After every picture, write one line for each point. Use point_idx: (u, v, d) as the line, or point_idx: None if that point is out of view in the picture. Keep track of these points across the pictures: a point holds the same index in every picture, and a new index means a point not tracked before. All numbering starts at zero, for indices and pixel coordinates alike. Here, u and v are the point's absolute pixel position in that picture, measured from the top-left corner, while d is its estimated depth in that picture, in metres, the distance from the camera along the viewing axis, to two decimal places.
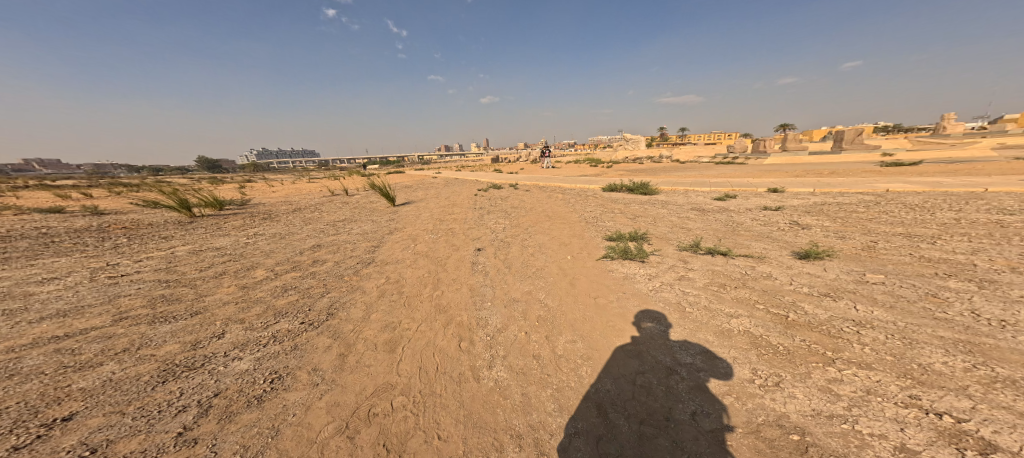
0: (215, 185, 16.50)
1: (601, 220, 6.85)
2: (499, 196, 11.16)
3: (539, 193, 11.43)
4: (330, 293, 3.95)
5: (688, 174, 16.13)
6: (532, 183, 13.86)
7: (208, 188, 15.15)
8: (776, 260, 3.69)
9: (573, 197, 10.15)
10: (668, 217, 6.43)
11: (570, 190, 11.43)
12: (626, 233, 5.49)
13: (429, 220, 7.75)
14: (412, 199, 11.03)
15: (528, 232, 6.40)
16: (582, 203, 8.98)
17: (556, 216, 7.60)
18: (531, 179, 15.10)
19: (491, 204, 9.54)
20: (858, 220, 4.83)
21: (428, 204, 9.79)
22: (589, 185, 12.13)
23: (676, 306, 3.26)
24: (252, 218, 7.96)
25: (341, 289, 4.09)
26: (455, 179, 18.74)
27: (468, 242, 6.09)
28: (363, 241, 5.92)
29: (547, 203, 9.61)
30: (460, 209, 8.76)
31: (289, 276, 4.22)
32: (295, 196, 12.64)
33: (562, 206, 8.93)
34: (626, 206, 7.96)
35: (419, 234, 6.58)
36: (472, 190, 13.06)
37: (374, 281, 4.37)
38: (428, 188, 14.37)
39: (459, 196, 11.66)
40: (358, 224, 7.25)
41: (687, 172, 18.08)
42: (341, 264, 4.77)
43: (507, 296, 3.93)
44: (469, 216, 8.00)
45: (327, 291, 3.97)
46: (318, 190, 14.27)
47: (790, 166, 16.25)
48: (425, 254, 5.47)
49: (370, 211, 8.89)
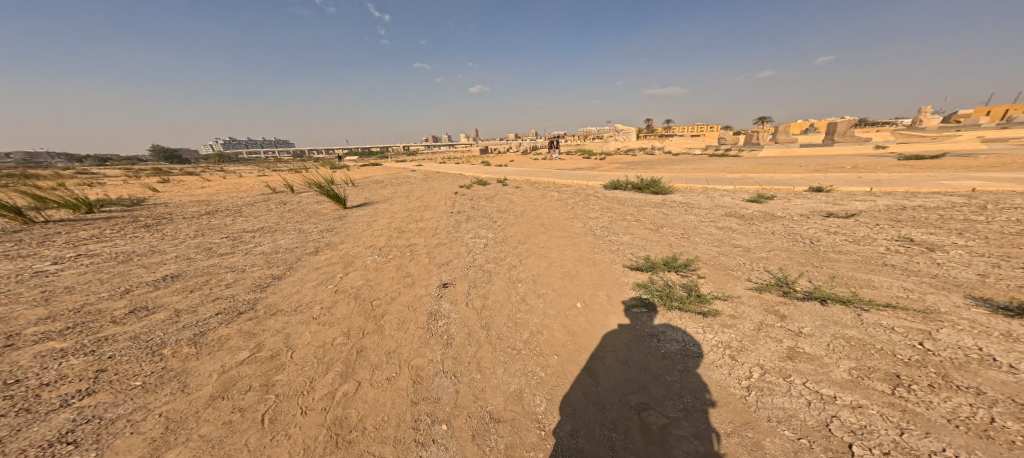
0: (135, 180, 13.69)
1: (612, 233, 5.13)
2: (478, 196, 9.19)
3: (526, 192, 9.54)
4: (93, 396, 1.96)
5: (691, 168, 14.54)
6: (519, 179, 11.97)
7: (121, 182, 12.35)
8: (963, 322, 2.14)
9: (568, 197, 8.36)
10: (703, 228, 4.79)
11: (564, 188, 9.66)
12: (659, 258, 3.83)
13: (381, 230, 5.75)
14: (369, 197, 8.91)
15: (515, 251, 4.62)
16: (581, 206, 7.23)
17: (550, 224, 5.86)
18: (516, 174, 13.10)
19: (468, 206, 7.59)
20: (997, 234, 3.30)
21: (386, 205, 7.71)
22: (585, 181, 10.37)
23: (823, 443, 1.64)
24: (125, 225, 5.71)
25: (131, 382, 2.10)
26: (432, 172, 16.57)
27: (431, 268, 4.26)
28: (259, 269, 3.92)
29: (538, 205, 7.76)
30: (426, 214, 6.77)
31: (27, 356, 2.18)
32: (223, 191, 10.17)
33: (556, 209, 7.13)
34: (639, 210, 6.28)
35: (358, 253, 4.62)
36: (446, 187, 10.99)
37: (225, 358, 2.46)
38: (394, 184, 12.16)
39: (429, 194, 9.58)
40: (273, 237, 5.16)
41: (686, 165, 16.59)
42: (177, 319, 2.74)
43: (480, 401, 2.26)
44: (435, 224, 6.05)
45: (85, 393, 1.98)
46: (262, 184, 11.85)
47: (796, 159, 15.01)
48: (356, 293, 3.60)
49: (307, 215, 6.80)
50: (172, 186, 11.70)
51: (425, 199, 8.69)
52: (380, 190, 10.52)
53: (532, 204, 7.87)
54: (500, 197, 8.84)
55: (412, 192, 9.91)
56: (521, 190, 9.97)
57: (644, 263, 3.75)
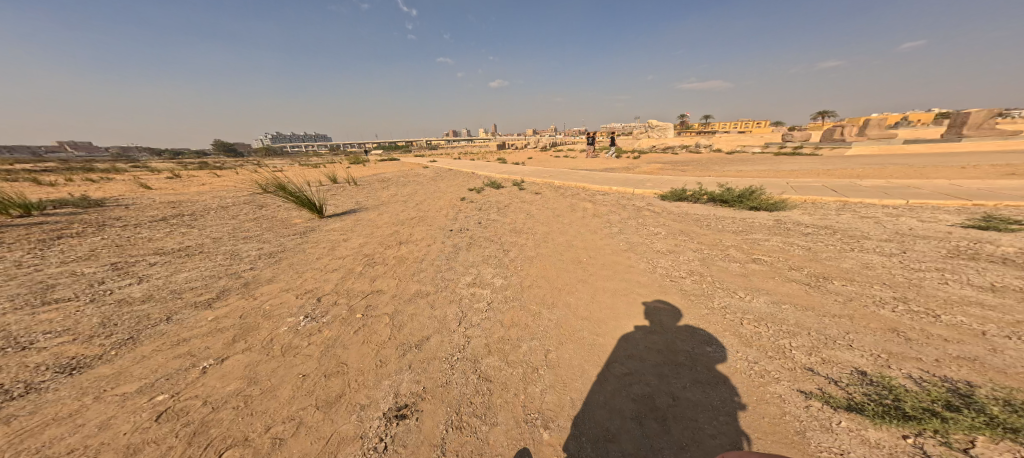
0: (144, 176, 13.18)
1: (718, 289, 2.88)
2: (492, 205, 7.13)
3: (554, 201, 7.34)
4: None
5: (764, 169, 11.36)
6: (547, 181, 9.74)
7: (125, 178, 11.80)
8: None
9: (612, 212, 6.06)
10: (924, 286, 2.38)
11: (606, 196, 7.33)
12: (921, 391, 1.62)
13: (342, 258, 3.92)
14: (359, 202, 7.21)
15: (543, 335, 2.61)
16: (636, 228, 4.94)
17: (597, 266, 3.74)
18: (540, 176, 10.86)
19: (476, 221, 5.57)
20: None
21: (372, 216, 5.91)
22: (634, 186, 7.92)
23: None
24: (29, 235, 4.34)
25: None
26: (448, 171, 14.78)
27: (388, 367, 2.42)
28: (68, 339, 2.17)
29: (572, 223, 5.58)
30: (416, 233, 4.87)
31: None
32: (210, 190, 8.96)
33: (598, 233, 4.93)
34: (742, 237, 3.90)
35: (275, 312, 2.82)
36: (455, 191, 9.05)
37: None
38: (400, 184, 10.44)
39: (432, 200, 7.69)
40: (181, 261, 3.49)
41: (755, 166, 13.27)
42: None
43: None
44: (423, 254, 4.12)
45: None
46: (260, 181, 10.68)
47: (922, 158, 11.22)
48: (198, 426, 1.79)
49: (269, 226, 5.19)
50: (170, 181, 10.85)
51: (424, 207, 6.85)
52: (377, 192, 8.78)
53: (563, 221, 5.73)
54: (519, 209, 6.73)
55: (415, 196, 8.09)
56: (546, 197, 7.79)
57: (902, 416, 1.52)
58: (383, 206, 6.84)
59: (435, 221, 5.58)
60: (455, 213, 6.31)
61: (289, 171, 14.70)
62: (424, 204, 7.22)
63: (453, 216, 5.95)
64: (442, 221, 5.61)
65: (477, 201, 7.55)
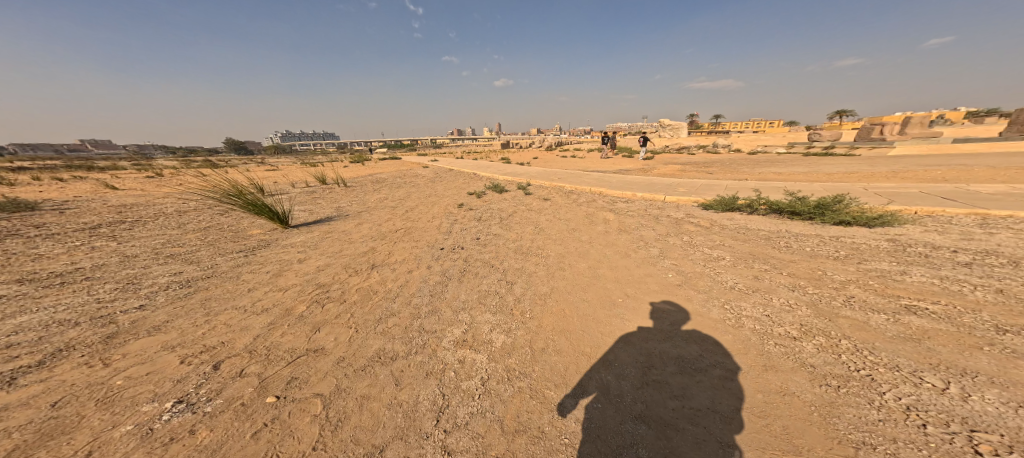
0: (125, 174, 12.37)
1: (881, 369, 1.80)
2: (496, 214, 6.03)
3: (570, 210, 6.20)
4: None
5: (806, 171, 9.93)
6: (559, 184, 8.58)
7: (100, 176, 10.96)
8: None
9: (644, 224, 4.90)
10: None
11: (631, 203, 6.18)
12: None
13: (284, 296, 2.91)
14: (343, 208, 6.19)
15: None
16: (684, 248, 3.79)
17: (647, 318, 2.68)
18: (550, 178, 9.68)
19: (476, 241, 4.51)
20: None
21: (349, 228, 4.87)
22: (663, 190, 6.74)
23: None
24: None
25: None
26: (450, 171, 13.72)
27: None
28: None
29: (596, 241, 4.47)
30: (399, 261, 3.83)
31: None
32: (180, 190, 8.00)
33: (633, 256, 3.81)
34: (850, 267, 2.74)
35: (123, 394, 1.77)
36: (454, 195, 7.96)
37: None
38: (395, 186, 9.41)
39: (427, 207, 6.62)
40: (42, 292, 2.49)
41: (790, 168, 11.81)
42: None
43: None
44: (401, 297, 3.08)
45: None
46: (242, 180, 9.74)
47: (997, 158, 9.67)
48: None
49: (217, 237, 4.18)
50: (146, 180, 10.00)
51: (416, 216, 5.78)
52: (367, 195, 7.73)
53: (585, 239, 4.61)
54: (529, 219, 5.62)
55: (408, 202, 7.04)
56: (560, 204, 6.64)
57: None
58: (368, 214, 5.80)
59: (426, 240, 4.53)
60: (451, 225, 5.24)
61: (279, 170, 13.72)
62: (416, 211, 6.16)
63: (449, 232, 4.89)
64: (434, 240, 4.56)
65: (479, 208, 6.47)
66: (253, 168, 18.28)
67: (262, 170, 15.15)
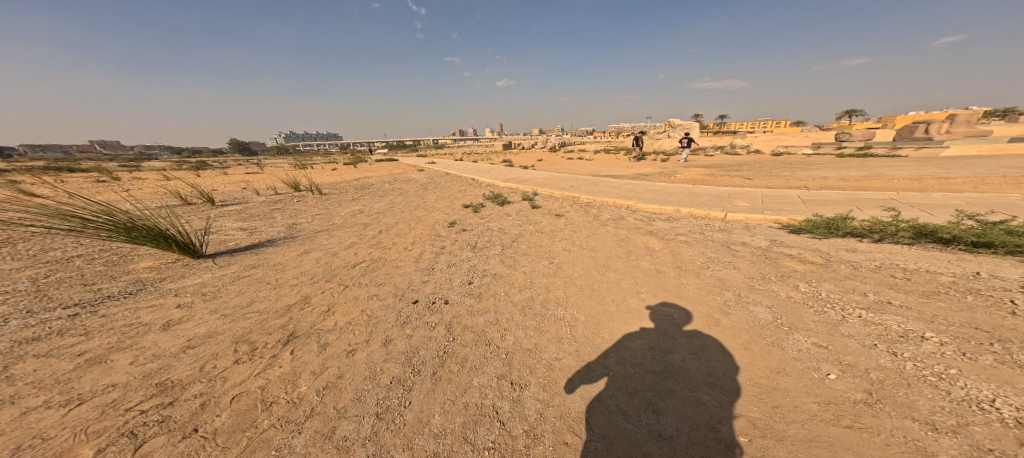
0: (68, 177, 10.83)
1: None
2: (499, 238, 4.57)
3: (596, 232, 4.71)
4: None
5: (868, 176, 8.26)
6: (574, 193, 7.10)
7: (34, 181, 9.46)
8: None
9: (715, 257, 3.40)
10: None
11: (676, 220, 4.69)
12: None
13: (53, 425, 1.58)
14: (298, 226, 4.73)
15: None
16: (815, 312, 2.33)
17: None
18: (562, 186, 8.15)
19: (467, 293, 3.14)
20: None
21: (287, 262, 3.45)
22: (714, 201, 5.23)
23: None
24: None
25: None
26: (445, 176, 12.27)
27: None
28: None
29: (650, 289, 3.00)
30: (344, 337, 2.44)
31: None
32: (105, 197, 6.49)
33: (726, 330, 2.37)
34: None
35: None
36: (447, 208, 6.48)
37: None
38: (378, 195, 7.99)
39: (410, 225, 5.19)
40: None
41: (842, 171, 10.13)
42: None
43: None
44: (320, 427, 1.74)
45: None
46: (195, 186, 8.27)
47: None
48: None
49: (64, 279, 2.76)
50: (81, 184, 8.49)
51: (391, 242, 4.32)
52: (338, 207, 6.26)
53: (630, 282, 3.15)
54: (543, 247, 4.15)
55: (387, 218, 5.58)
56: (581, 224, 5.13)
57: None
58: (326, 237, 4.32)
59: (396, 290, 3.14)
60: (435, 261, 3.83)
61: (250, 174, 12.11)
62: (394, 233, 4.69)
63: (432, 275, 3.49)
64: (410, 290, 3.17)
65: (476, 230, 4.99)
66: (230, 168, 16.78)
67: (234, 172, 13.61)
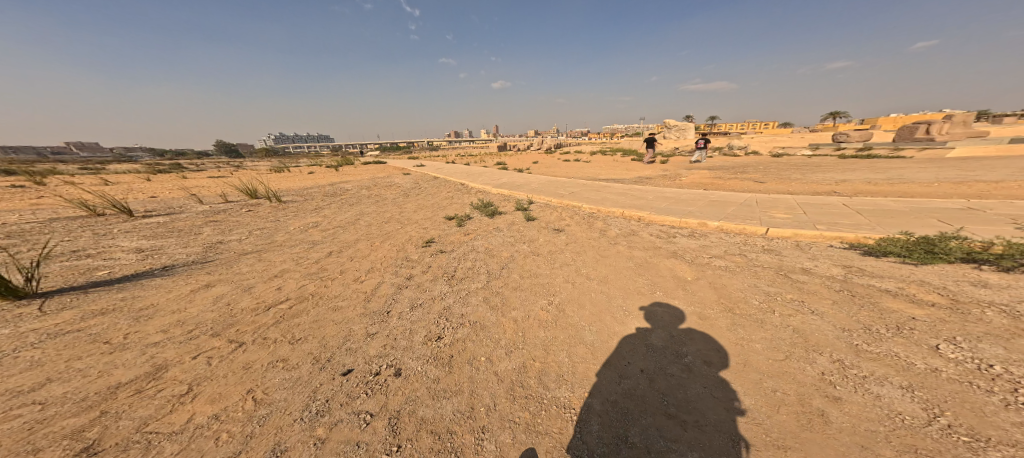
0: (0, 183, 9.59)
1: None
2: (483, 268, 3.65)
3: (605, 257, 3.79)
4: None
5: (897, 178, 7.51)
6: (574, 201, 6.19)
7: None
8: None
9: (774, 293, 2.50)
10: None
11: (702, 238, 3.80)
12: None
13: None
14: (221, 247, 3.73)
15: None
16: (1006, 407, 1.41)
17: None
18: (558, 192, 7.23)
19: (431, 358, 2.39)
20: None
21: (160, 303, 2.61)
22: (742, 212, 4.36)
23: None
24: None
25: None
26: (431, 180, 11.26)
27: None
28: None
29: (695, 354, 2.14)
30: (192, 448, 1.61)
31: None
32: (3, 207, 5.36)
33: (845, 437, 1.44)
34: None
35: None
36: (423, 221, 5.49)
37: None
38: (349, 203, 6.97)
39: (374, 246, 4.23)
40: None
41: (857, 173, 9.44)
42: None
43: None
44: None
45: None
46: (134, 194, 7.15)
47: None
48: None
49: None
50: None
51: (334, 271, 3.46)
52: (291, 220, 5.24)
53: (664, 344, 2.28)
54: (542, 285, 3.25)
55: (347, 234, 4.58)
56: (584, 244, 4.22)
57: None
58: (248, 262, 3.42)
59: (312, 352, 2.34)
60: (390, 304, 3.01)
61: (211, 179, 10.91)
62: (346, 258, 3.79)
63: (383, 327, 2.69)
64: (340, 353, 2.36)
65: (455, 254, 4.05)
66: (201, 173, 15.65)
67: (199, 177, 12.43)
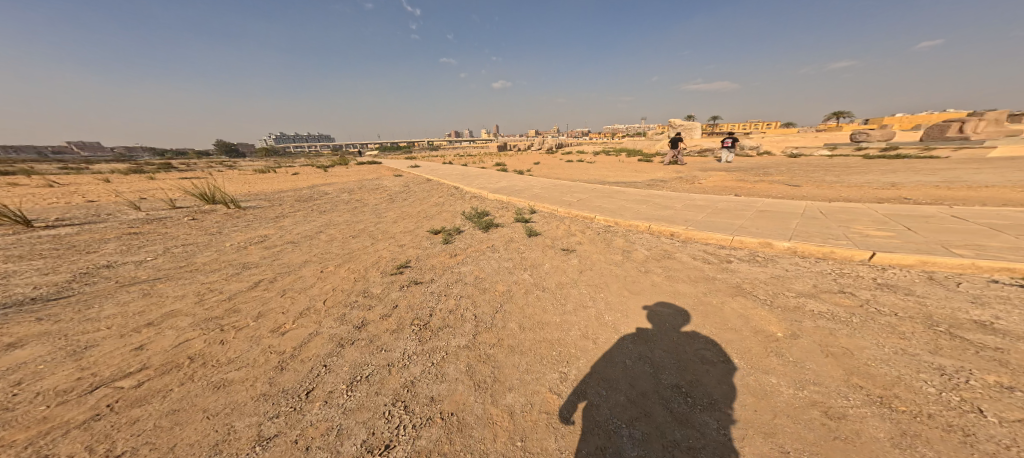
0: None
1: None
2: (469, 318, 2.71)
3: (644, 294, 2.83)
4: None
5: (953, 181, 6.60)
6: (586, 209, 5.21)
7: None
8: None
9: (959, 373, 1.63)
10: None
11: (772, 267, 2.83)
12: None
13: None
14: (99, 276, 2.76)
15: None
16: None
17: None
18: (565, 197, 6.26)
19: None
20: None
21: None
22: (814, 223, 3.39)
23: None
24: None
25: None
26: (421, 183, 10.27)
27: None
28: None
29: None
30: None
31: None
32: None
33: None
34: None
35: None
36: (404, 235, 4.52)
37: None
38: (319, 210, 5.96)
39: (332, 273, 3.26)
40: None
41: (899, 174, 8.44)
42: None
43: None
44: None
45: None
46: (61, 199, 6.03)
47: None
48: None
49: None
50: None
51: (244, 317, 2.46)
52: (235, 233, 4.23)
53: None
54: (556, 348, 2.32)
55: (299, 255, 3.59)
56: (607, 272, 3.25)
57: None
58: (120, 298, 2.51)
59: None
60: (319, 375, 2.03)
61: (170, 179, 9.71)
62: (274, 293, 2.80)
63: (290, 424, 1.68)
64: None
65: (434, 291, 3.08)
66: (169, 172, 14.45)
67: (158, 177, 11.19)
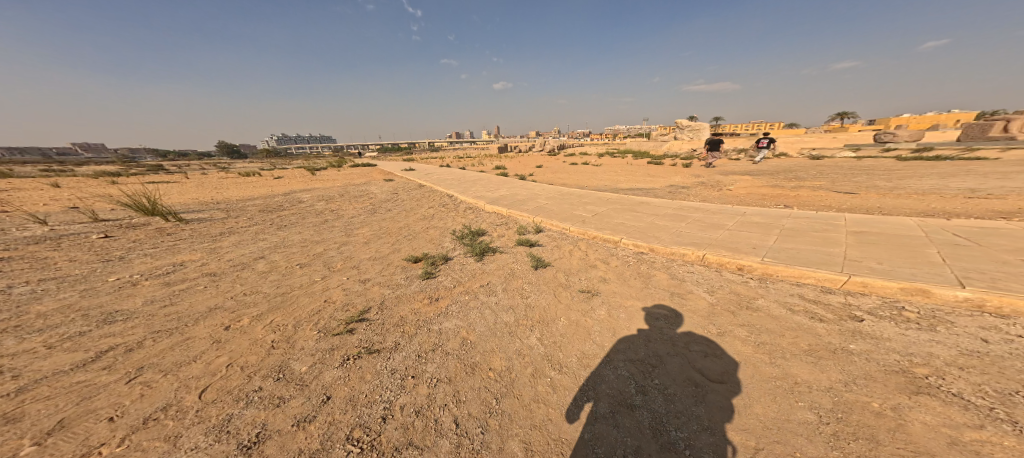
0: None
1: None
2: (447, 429, 1.64)
3: (736, 386, 1.77)
4: None
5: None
6: (607, 227, 4.14)
7: None
8: None
9: None
10: None
11: (947, 335, 1.77)
12: None
13: None
14: None
15: None
16: None
17: None
18: (576, 210, 5.19)
19: None
20: None
21: None
22: (968, 254, 2.34)
23: None
24: None
25: None
26: (411, 189, 9.22)
27: None
28: None
29: None
30: None
31: None
32: None
33: None
34: None
35: None
36: (372, 261, 3.45)
37: None
38: (276, 224, 4.90)
39: (248, 334, 2.22)
40: None
41: (960, 177, 7.32)
42: None
43: None
44: None
45: None
46: None
47: None
48: None
49: None
50: None
51: (16, 437, 1.46)
52: (139, 260, 3.19)
53: None
54: None
55: (208, 300, 2.54)
56: (660, 337, 2.21)
57: None
58: None
59: None
60: None
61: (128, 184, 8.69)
62: (114, 378, 1.77)
63: None
64: None
65: (398, 370, 2.02)
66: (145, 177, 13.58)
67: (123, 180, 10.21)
